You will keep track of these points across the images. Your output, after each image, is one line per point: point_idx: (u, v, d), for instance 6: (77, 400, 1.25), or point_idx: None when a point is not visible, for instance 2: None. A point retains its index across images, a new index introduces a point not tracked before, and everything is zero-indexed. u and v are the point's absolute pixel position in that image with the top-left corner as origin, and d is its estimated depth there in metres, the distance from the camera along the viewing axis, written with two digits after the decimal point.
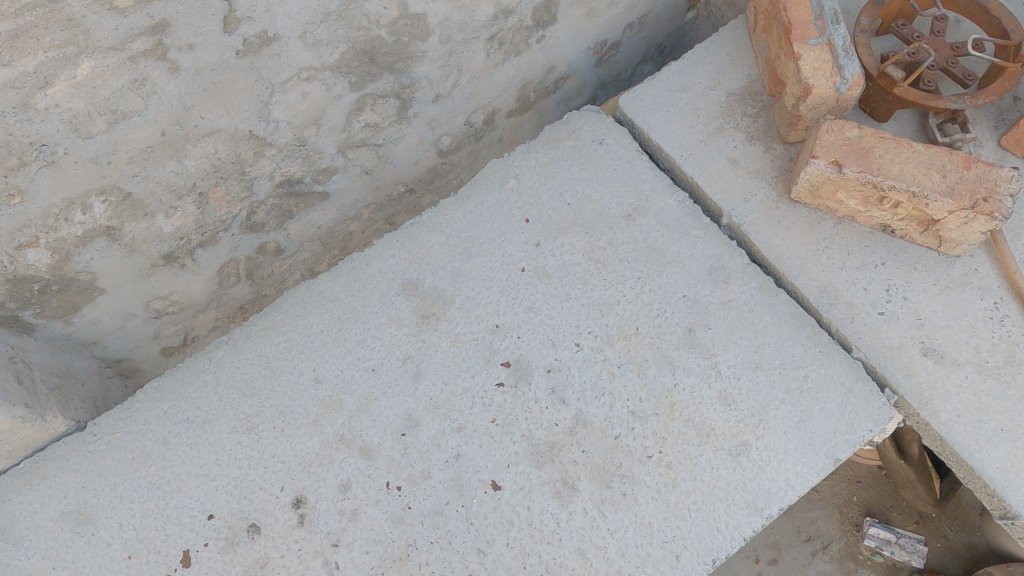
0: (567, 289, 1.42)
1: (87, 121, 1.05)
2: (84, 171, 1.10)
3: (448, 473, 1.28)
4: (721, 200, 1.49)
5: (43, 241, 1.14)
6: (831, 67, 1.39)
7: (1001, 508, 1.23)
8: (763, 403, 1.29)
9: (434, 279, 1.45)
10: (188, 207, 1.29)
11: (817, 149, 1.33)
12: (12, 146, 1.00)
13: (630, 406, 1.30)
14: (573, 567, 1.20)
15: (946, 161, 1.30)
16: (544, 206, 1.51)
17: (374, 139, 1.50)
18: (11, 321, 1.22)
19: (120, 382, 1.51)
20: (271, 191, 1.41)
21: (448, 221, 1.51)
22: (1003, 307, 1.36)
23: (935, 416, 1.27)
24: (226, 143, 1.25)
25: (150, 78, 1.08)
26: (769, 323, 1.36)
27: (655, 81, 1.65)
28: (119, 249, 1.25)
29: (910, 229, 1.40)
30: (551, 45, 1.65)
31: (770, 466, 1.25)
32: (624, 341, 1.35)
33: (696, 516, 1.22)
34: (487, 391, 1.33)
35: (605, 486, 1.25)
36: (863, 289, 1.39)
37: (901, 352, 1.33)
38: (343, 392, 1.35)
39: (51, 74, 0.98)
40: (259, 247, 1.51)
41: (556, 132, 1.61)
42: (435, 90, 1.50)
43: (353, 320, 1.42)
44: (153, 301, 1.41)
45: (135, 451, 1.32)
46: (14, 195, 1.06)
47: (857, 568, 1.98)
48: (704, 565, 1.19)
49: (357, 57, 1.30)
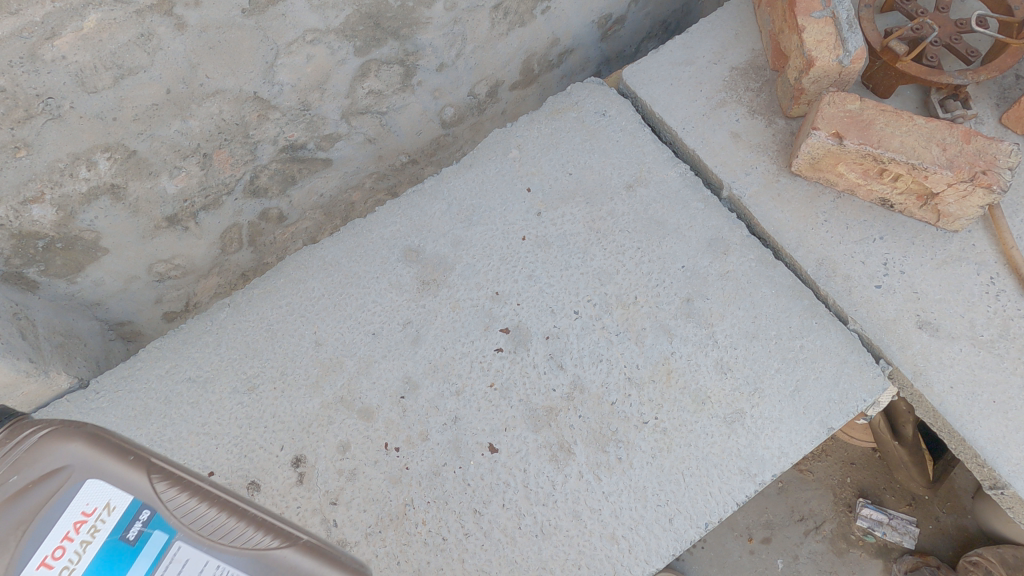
0: (567, 258, 1.43)
1: (95, 75, 1.06)
2: (90, 127, 1.11)
3: (446, 436, 1.29)
4: (721, 172, 1.50)
5: (49, 197, 1.14)
6: (835, 40, 1.39)
7: (990, 479, 1.24)
8: (758, 371, 1.31)
9: (436, 246, 1.46)
10: (192, 168, 1.30)
11: (819, 121, 1.34)
12: (17, 97, 1.01)
13: (627, 372, 1.32)
14: (568, 528, 1.22)
15: (946, 134, 1.31)
16: (545, 175, 1.52)
17: (378, 106, 1.51)
18: (15, 278, 1.23)
19: (122, 344, 1.53)
20: (275, 156, 1.42)
21: (450, 189, 1.52)
22: (999, 281, 1.37)
23: (928, 386, 1.29)
24: (231, 104, 1.26)
25: (156, 33, 1.08)
26: (767, 294, 1.37)
27: (658, 54, 1.65)
28: (123, 208, 1.26)
29: (909, 203, 1.40)
30: (556, 17, 1.65)
31: (764, 434, 1.26)
32: (623, 310, 1.37)
33: (690, 481, 1.24)
34: (485, 355, 1.35)
35: (601, 450, 1.27)
36: (861, 262, 1.40)
37: (897, 324, 1.34)
38: (343, 354, 1.37)
39: (58, 25, 0.98)
40: (262, 213, 1.52)
41: (559, 103, 1.61)
42: (439, 58, 1.51)
43: (355, 285, 1.43)
44: (156, 264, 1.42)
45: (137, 410, 1.33)
46: (20, 148, 1.06)
47: (848, 548, 2.01)
48: (697, 528, 1.21)
49: (362, 20, 1.30)
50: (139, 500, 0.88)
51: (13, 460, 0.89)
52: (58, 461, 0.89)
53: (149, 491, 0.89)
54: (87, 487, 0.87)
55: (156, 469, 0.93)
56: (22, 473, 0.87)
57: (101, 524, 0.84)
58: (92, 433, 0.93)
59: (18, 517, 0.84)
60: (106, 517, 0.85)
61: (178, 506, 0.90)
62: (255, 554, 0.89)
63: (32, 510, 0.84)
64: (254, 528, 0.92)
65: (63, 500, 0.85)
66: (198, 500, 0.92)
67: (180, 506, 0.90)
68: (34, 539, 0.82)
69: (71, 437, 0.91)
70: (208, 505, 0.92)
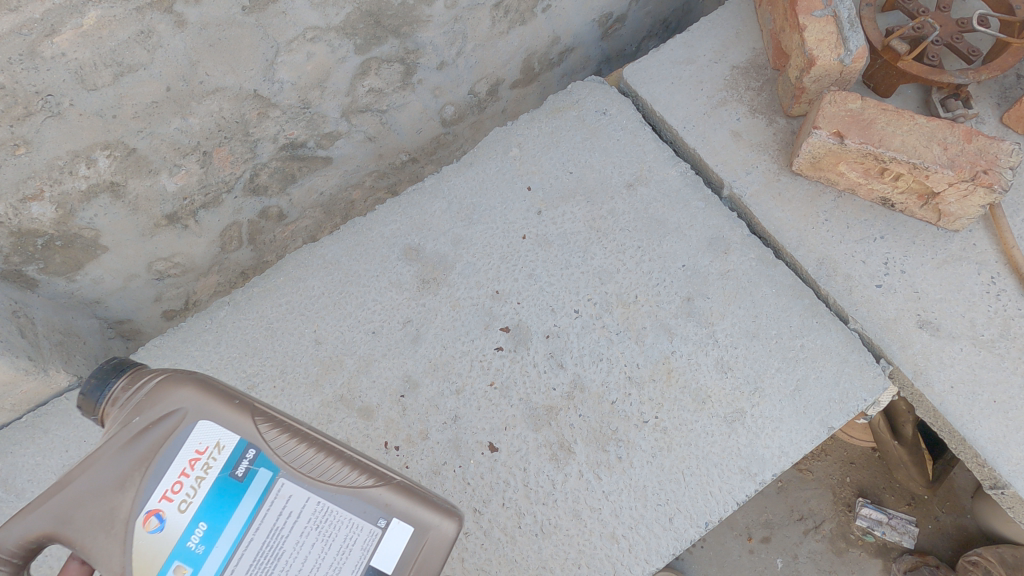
0: (567, 257, 1.42)
1: (94, 73, 1.05)
2: (89, 124, 1.11)
3: (446, 434, 1.29)
4: (722, 171, 1.50)
5: (48, 194, 1.14)
6: (836, 38, 1.39)
7: (991, 479, 1.24)
8: (758, 370, 1.30)
9: (436, 245, 1.45)
10: (192, 166, 1.30)
11: (820, 120, 1.34)
12: (17, 94, 1.00)
13: (627, 371, 1.31)
14: (567, 527, 1.22)
15: (947, 134, 1.31)
16: (546, 174, 1.52)
17: (378, 105, 1.51)
18: (14, 276, 1.23)
19: (122, 343, 1.52)
20: (275, 154, 1.42)
21: (450, 187, 1.52)
22: (1000, 281, 1.37)
23: (928, 386, 1.29)
24: (231, 102, 1.25)
25: (156, 30, 1.07)
26: (767, 293, 1.37)
27: (659, 53, 1.65)
28: (123, 206, 1.26)
29: (910, 203, 1.40)
30: (556, 15, 1.65)
31: (764, 433, 1.26)
32: (623, 309, 1.36)
33: (690, 480, 1.24)
34: (485, 354, 1.35)
35: (601, 450, 1.27)
36: (862, 262, 1.40)
37: (897, 323, 1.34)
38: (343, 353, 1.36)
39: (58, 21, 0.97)
40: (262, 212, 1.52)
41: (559, 102, 1.61)
42: (440, 56, 1.51)
43: (355, 284, 1.43)
44: (155, 262, 1.42)
45: None
46: (19, 146, 1.06)
47: (848, 547, 2.01)
48: (697, 527, 1.21)
49: (363, 18, 1.30)
50: (246, 440, 0.93)
51: (131, 402, 0.93)
52: (172, 402, 0.92)
53: (255, 434, 0.93)
54: (200, 428, 0.92)
55: (260, 410, 0.96)
56: (140, 413, 0.92)
57: (213, 462, 0.91)
58: (201, 379, 0.95)
59: (139, 454, 0.90)
60: (218, 455, 0.91)
61: (283, 448, 0.94)
62: (355, 491, 0.94)
63: (151, 449, 0.90)
64: (353, 468, 0.96)
65: (177, 444, 0.90)
66: (301, 441, 0.96)
67: (283, 448, 0.94)
68: (155, 475, 0.89)
69: (181, 381, 0.93)
70: (311, 448, 0.95)
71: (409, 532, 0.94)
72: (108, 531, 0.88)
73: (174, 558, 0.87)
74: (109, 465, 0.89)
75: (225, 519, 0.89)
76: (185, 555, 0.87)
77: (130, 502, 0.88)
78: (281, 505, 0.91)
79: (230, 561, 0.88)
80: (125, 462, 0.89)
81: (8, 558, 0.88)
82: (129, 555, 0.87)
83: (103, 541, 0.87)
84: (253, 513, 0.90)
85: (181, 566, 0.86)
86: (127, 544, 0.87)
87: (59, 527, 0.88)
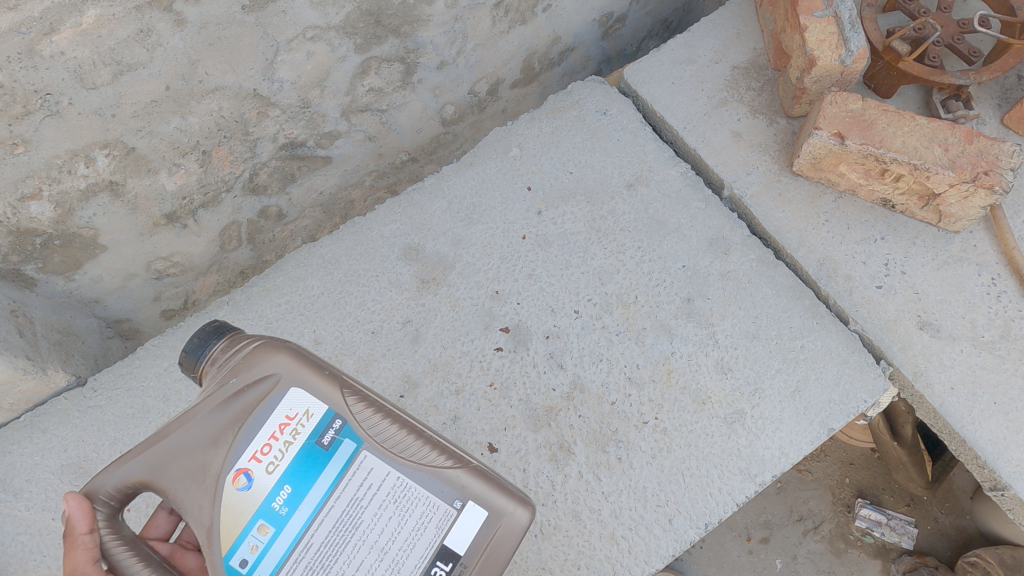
0: (567, 257, 1.42)
1: (93, 71, 1.05)
2: (88, 123, 1.10)
3: (446, 435, 1.29)
4: (722, 172, 1.49)
5: (46, 193, 1.14)
6: (837, 39, 1.39)
7: (991, 480, 1.24)
8: (758, 371, 1.30)
9: (436, 245, 1.45)
10: (191, 165, 1.29)
11: (820, 121, 1.34)
12: (16, 93, 1.00)
13: (627, 372, 1.31)
14: (567, 528, 1.22)
15: (948, 135, 1.31)
16: (546, 174, 1.51)
17: (378, 104, 1.50)
18: (13, 275, 1.22)
19: (120, 342, 1.52)
20: (274, 153, 1.41)
21: (450, 187, 1.51)
22: (1000, 282, 1.37)
23: (929, 387, 1.28)
24: (230, 101, 1.25)
25: (156, 29, 1.07)
26: (767, 294, 1.37)
27: (660, 53, 1.64)
28: (122, 206, 1.25)
29: (911, 204, 1.40)
30: (557, 15, 1.65)
31: (764, 434, 1.26)
32: (623, 310, 1.36)
33: (690, 481, 1.24)
34: (485, 355, 1.34)
35: (601, 451, 1.26)
36: (862, 262, 1.40)
37: (898, 325, 1.34)
38: (343, 353, 1.36)
39: (57, 20, 0.97)
40: (261, 211, 1.52)
41: (560, 101, 1.60)
42: (440, 56, 1.50)
43: (354, 284, 1.42)
44: (154, 261, 1.41)
45: (135, 407, 1.37)
46: (18, 144, 1.05)
47: (847, 548, 2.01)
48: (697, 529, 1.21)
49: (363, 17, 1.30)
50: (334, 411, 0.95)
51: (229, 363, 0.98)
52: (267, 367, 0.96)
53: (342, 406, 0.96)
54: (291, 395, 0.95)
55: (348, 383, 0.98)
56: (237, 374, 0.96)
57: (301, 429, 0.94)
58: (294, 348, 0.98)
59: (232, 414, 0.94)
60: (306, 423, 0.94)
61: (368, 422, 0.96)
62: (434, 470, 0.96)
63: (244, 411, 0.94)
64: (433, 449, 0.97)
65: (268, 409, 0.94)
66: (386, 417, 0.97)
67: (369, 422, 0.96)
68: (246, 436, 0.93)
69: (277, 348, 0.97)
70: (395, 424, 0.97)
71: (483, 517, 0.95)
72: (199, 484, 0.92)
73: (258, 517, 0.91)
74: (205, 422, 0.93)
75: (309, 485, 0.92)
76: (269, 515, 0.91)
77: (221, 459, 0.92)
78: (362, 477, 0.94)
79: (311, 526, 0.91)
80: (219, 420, 0.93)
81: (105, 500, 0.94)
82: (217, 510, 0.91)
83: (193, 494, 0.92)
84: (335, 482, 0.93)
85: (265, 525, 0.90)
86: (216, 498, 0.91)
87: (155, 476, 0.93)
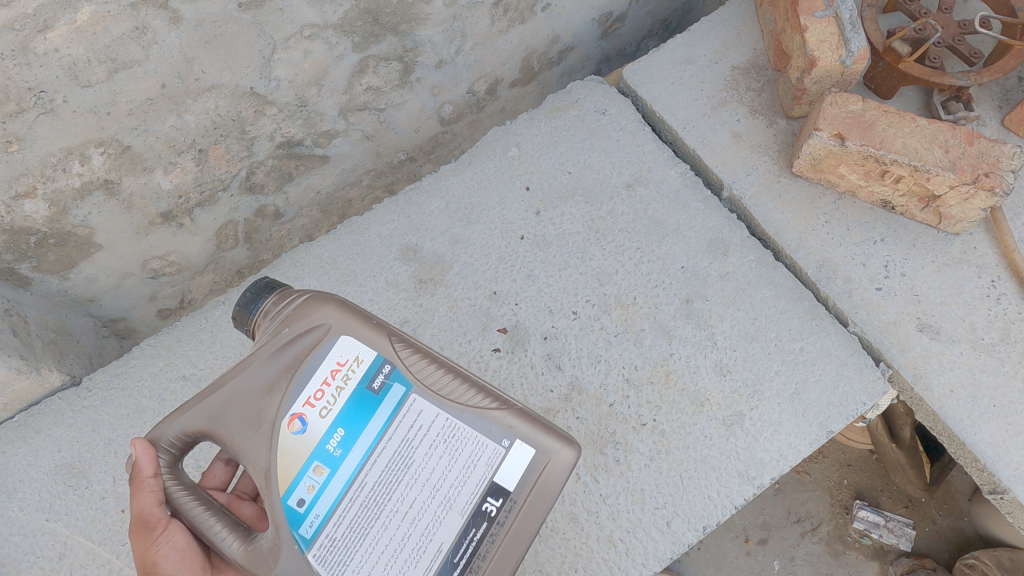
0: (565, 257, 1.41)
1: (87, 69, 1.04)
2: (83, 121, 1.09)
3: None
4: (722, 173, 1.49)
5: (41, 192, 1.13)
6: (837, 40, 1.38)
7: (990, 483, 1.24)
8: (757, 373, 1.30)
9: (433, 245, 1.44)
10: (188, 163, 1.28)
11: (821, 121, 1.33)
12: (10, 90, 0.99)
13: (625, 374, 1.31)
14: (564, 530, 1.21)
15: (949, 137, 1.30)
16: (544, 174, 1.51)
17: (376, 103, 1.50)
18: (7, 274, 1.21)
19: (116, 341, 1.51)
20: (272, 152, 1.40)
21: (448, 187, 1.51)
22: (1000, 285, 1.36)
23: (928, 390, 1.28)
24: (227, 100, 1.24)
25: (151, 27, 1.06)
26: (766, 296, 1.36)
27: (659, 53, 1.64)
28: (117, 204, 1.24)
29: (911, 205, 1.39)
30: (556, 15, 1.64)
31: (763, 437, 1.25)
32: (622, 311, 1.35)
33: (688, 484, 1.23)
34: (483, 355, 1.33)
35: (599, 453, 1.25)
36: (861, 264, 1.39)
37: (897, 327, 1.33)
38: None
39: (51, 17, 0.96)
40: (258, 210, 1.51)
41: (559, 101, 1.59)
42: (438, 55, 1.49)
43: (351, 283, 1.41)
44: (150, 260, 1.40)
45: (130, 408, 1.36)
46: (12, 142, 1.04)
47: (845, 550, 2.00)
48: (695, 531, 1.20)
49: (361, 16, 1.29)
50: (383, 357, 0.96)
51: (281, 315, 1.00)
52: (318, 317, 0.97)
53: (391, 352, 0.96)
54: (341, 342, 0.96)
55: (396, 333, 0.99)
56: (289, 324, 0.97)
57: (353, 374, 0.95)
58: (341, 300, 0.99)
59: (286, 363, 0.95)
60: (357, 368, 0.95)
61: (416, 365, 0.96)
62: (481, 412, 0.95)
63: (297, 358, 0.95)
64: (480, 391, 0.97)
65: (320, 358, 0.95)
66: (432, 363, 0.97)
67: (417, 367, 0.96)
68: (300, 382, 0.94)
69: (325, 299, 0.98)
70: (442, 369, 0.97)
71: (532, 455, 0.94)
72: (256, 430, 0.94)
73: (314, 459, 0.92)
74: (259, 370, 0.95)
75: (361, 427, 0.93)
76: (325, 457, 0.92)
77: (276, 405, 0.94)
78: (412, 419, 0.94)
79: (365, 465, 0.92)
80: (273, 368, 0.95)
81: (167, 448, 0.97)
82: (275, 453, 0.92)
83: (251, 439, 0.94)
84: (387, 424, 0.93)
85: (321, 466, 0.91)
86: (273, 442, 0.93)
87: (213, 424, 0.96)
